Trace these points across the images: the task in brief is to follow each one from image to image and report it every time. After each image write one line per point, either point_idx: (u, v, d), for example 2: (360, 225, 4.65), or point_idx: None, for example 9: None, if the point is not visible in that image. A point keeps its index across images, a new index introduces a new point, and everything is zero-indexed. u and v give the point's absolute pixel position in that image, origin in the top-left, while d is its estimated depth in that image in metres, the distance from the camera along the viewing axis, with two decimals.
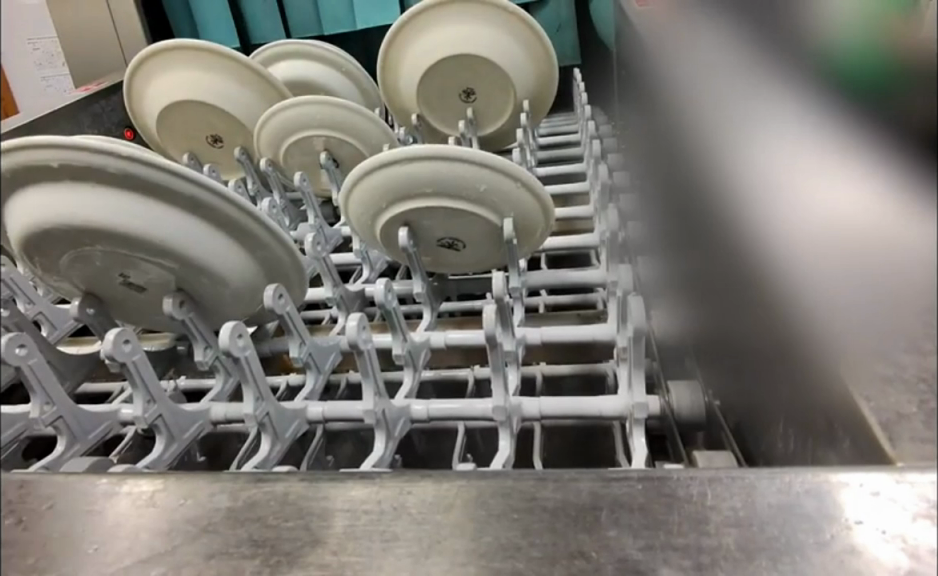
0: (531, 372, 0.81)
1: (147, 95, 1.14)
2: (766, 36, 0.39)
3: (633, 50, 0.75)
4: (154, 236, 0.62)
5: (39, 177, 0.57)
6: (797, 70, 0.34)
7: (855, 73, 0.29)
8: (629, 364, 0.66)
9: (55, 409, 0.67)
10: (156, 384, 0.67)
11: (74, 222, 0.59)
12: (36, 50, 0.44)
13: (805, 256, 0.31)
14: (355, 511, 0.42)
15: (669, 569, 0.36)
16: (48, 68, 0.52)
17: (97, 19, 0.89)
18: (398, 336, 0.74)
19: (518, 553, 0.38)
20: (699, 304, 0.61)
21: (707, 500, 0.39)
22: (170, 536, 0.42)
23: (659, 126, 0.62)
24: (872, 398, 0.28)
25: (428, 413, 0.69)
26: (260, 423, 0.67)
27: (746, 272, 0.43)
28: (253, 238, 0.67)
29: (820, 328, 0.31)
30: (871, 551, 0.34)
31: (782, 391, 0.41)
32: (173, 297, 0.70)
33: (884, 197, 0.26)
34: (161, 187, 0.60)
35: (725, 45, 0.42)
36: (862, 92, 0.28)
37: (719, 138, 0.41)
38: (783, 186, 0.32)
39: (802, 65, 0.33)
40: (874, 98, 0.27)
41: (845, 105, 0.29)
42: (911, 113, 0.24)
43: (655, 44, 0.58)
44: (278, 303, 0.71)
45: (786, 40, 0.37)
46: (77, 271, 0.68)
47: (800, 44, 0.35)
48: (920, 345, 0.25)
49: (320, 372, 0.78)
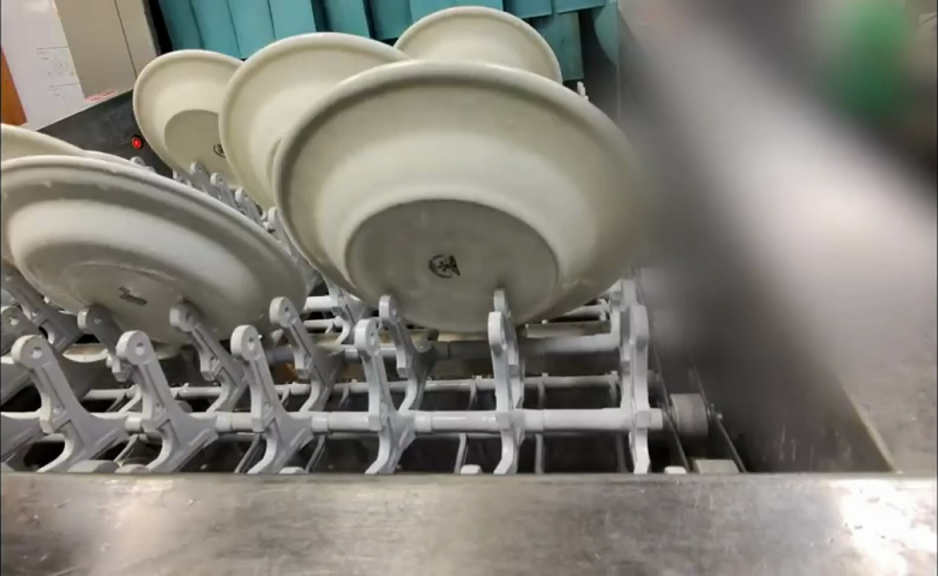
0: (533, 383, 0.81)
1: (157, 109, 1.14)
2: (741, 32, 0.40)
3: (635, 60, 0.75)
4: (160, 252, 0.64)
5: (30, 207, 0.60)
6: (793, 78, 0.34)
7: (852, 81, 0.30)
8: (631, 378, 0.68)
9: (64, 414, 0.68)
10: (165, 389, 0.69)
11: (85, 242, 0.61)
12: (44, 58, 0.46)
13: (808, 264, 0.32)
14: (361, 512, 0.42)
15: (671, 571, 0.37)
16: (58, 79, 0.54)
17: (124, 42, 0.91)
18: (401, 348, 0.75)
19: (522, 555, 0.39)
20: (701, 316, 0.62)
21: (709, 504, 0.39)
22: (180, 534, 0.43)
23: (659, 135, 0.63)
24: (874, 405, 0.30)
25: (432, 425, 0.69)
26: (266, 429, 0.68)
27: (747, 282, 0.44)
28: (248, 250, 0.68)
29: (826, 337, 0.32)
30: (870, 555, 0.35)
31: (784, 401, 0.43)
32: (180, 308, 0.70)
33: (874, 201, 0.27)
34: (154, 201, 0.61)
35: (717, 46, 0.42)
36: (867, 99, 0.29)
37: (714, 145, 0.42)
38: (787, 198, 0.33)
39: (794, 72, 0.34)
40: (880, 104, 0.28)
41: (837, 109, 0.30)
42: (916, 130, 0.26)
43: (656, 54, 0.59)
44: (284, 317, 0.73)
45: (767, 38, 0.38)
46: (78, 285, 0.69)
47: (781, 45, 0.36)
48: (919, 356, 0.26)
49: (324, 384, 0.80)
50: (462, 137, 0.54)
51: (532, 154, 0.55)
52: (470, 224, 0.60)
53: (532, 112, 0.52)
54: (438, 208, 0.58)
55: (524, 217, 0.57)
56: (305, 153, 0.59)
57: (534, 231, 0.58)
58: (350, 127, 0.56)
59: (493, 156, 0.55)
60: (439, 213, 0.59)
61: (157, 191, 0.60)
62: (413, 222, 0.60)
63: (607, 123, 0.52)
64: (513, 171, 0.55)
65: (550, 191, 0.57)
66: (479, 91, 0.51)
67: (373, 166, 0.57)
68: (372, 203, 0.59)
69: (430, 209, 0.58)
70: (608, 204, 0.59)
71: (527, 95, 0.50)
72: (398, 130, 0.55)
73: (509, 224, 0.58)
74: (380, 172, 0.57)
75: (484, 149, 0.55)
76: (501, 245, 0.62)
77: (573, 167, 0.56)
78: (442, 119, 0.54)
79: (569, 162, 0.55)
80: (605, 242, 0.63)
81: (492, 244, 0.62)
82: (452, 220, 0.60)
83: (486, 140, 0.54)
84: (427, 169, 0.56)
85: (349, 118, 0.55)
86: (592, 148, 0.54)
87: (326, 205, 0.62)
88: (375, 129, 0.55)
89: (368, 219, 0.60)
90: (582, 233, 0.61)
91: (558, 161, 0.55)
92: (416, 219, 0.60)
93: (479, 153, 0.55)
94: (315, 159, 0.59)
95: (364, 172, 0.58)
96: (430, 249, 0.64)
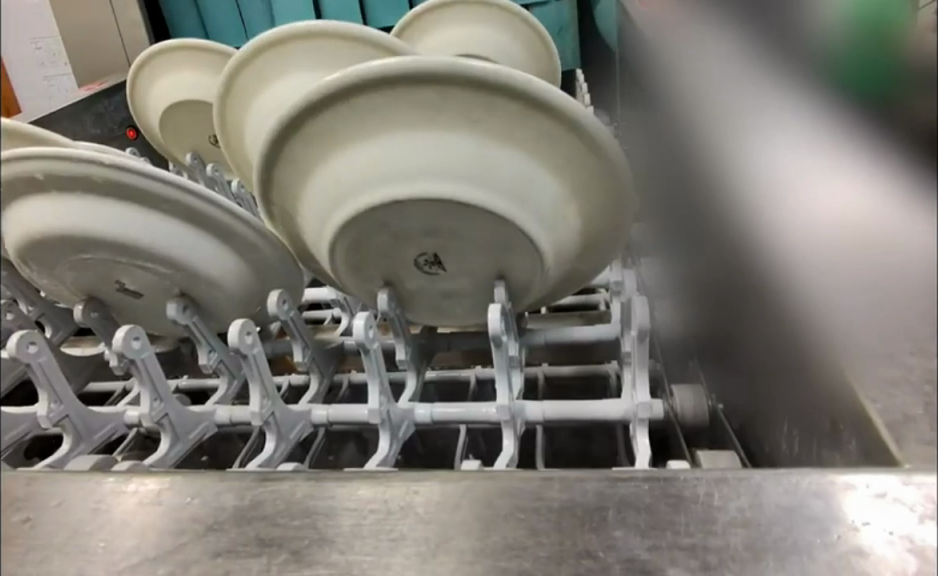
0: (533, 373, 0.80)
1: (151, 98, 1.12)
2: (741, 23, 0.40)
3: (635, 48, 0.75)
4: (155, 246, 0.62)
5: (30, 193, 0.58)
6: (790, 64, 0.33)
7: (844, 67, 0.29)
8: (632, 368, 0.67)
9: (61, 407, 0.68)
10: (162, 382, 0.68)
11: (83, 233, 0.60)
12: (37, 49, 0.45)
13: (809, 254, 0.32)
14: (361, 510, 0.42)
15: (676, 570, 0.36)
16: (51, 71, 0.53)
17: (118, 32, 0.90)
18: (399, 339, 0.74)
19: (525, 553, 0.38)
20: (702, 306, 0.61)
21: (714, 500, 0.39)
22: (177, 534, 0.42)
23: (659, 123, 0.62)
24: (881, 396, 0.29)
25: (432, 417, 0.69)
26: (265, 422, 0.67)
27: (747, 272, 0.44)
28: (244, 241, 0.67)
29: (828, 328, 0.32)
30: (878, 552, 0.34)
31: (787, 393, 0.42)
32: (177, 301, 0.70)
33: (873, 185, 0.27)
34: (145, 192, 0.60)
35: (719, 32, 0.41)
36: (860, 86, 0.28)
37: (713, 134, 0.42)
38: (787, 188, 0.32)
39: (791, 55, 0.34)
40: (875, 93, 0.27)
41: (828, 88, 0.30)
42: (914, 114, 0.25)
43: (655, 42, 0.58)
44: (282, 309, 0.72)
45: (769, 24, 0.37)
46: (73, 278, 0.68)
47: (777, 30, 0.36)
48: (925, 346, 0.27)
49: (322, 376, 0.80)
50: (432, 136, 0.54)
51: (505, 146, 0.54)
52: (451, 221, 0.58)
53: (501, 104, 0.51)
54: (415, 208, 0.57)
55: (504, 211, 0.56)
56: (281, 154, 0.58)
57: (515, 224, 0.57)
58: (322, 128, 0.55)
59: (464, 151, 0.54)
60: (418, 212, 0.58)
61: (151, 182, 0.59)
62: (393, 221, 0.59)
63: (580, 109, 0.51)
64: (486, 167, 0.55)
65: (529, 182, 0.55)
66: (443, 88, 0.50)
67: (343, 171, 0.56)
68: (349, 207, 0.58)
69: (407, 210, 0.57)
70: (589, 189, 0.58)
71: (496, 87, 0.49)
72: (371, 130, 0.54)
73: (489, 219, 0.57)
74: (351, 177, 0.56)
75: (455, 145, 0.54)
76: (486, 241, 0.61)
77: (552, 160, 0.55)
78: (414, 116, 0.53)
79: (544, 151, 0.54)
80: (588, 230, 0.63)
81: (476, 241, 0.61)
82: (433, 219, 0.58)
83: (456, 137, 0.54)
84: (399, 170, 0.55)
85: (317, 126, 0.54)
86: (568, 136, 0.53)
87: (310, 205, 0.61)
88: (344, 133, 0.55)
89: (348, 222, 0.59)
90: (563, 221, 0.60)
91: (532, 152, 0.54)
92: (395, 221, 0.59)
93: (451, 149, 0.54)
94: (290, 168, 0.60)
95: (336, 177, 0.57)
96: (414, 249, 0.63)
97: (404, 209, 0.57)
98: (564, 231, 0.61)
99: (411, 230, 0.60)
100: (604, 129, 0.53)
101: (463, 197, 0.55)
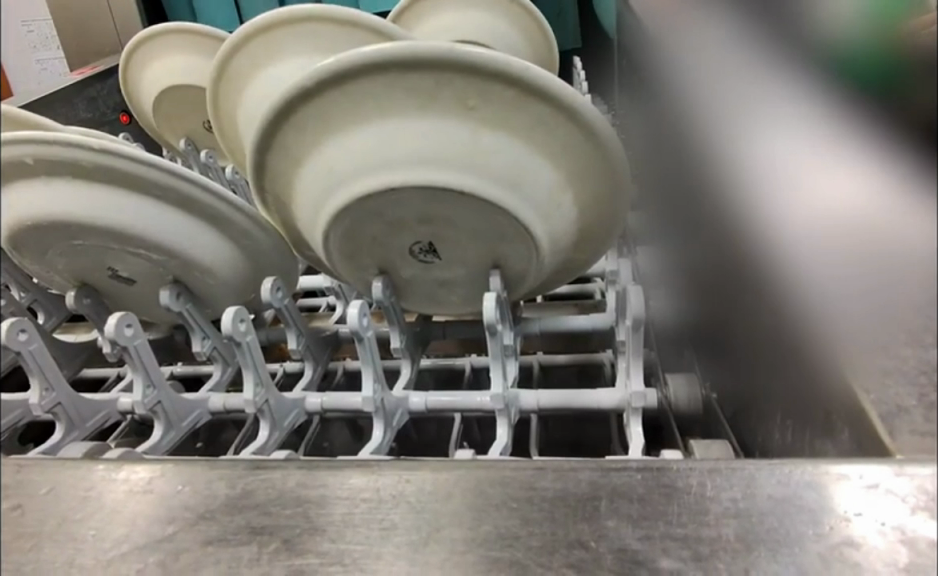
0: (529, 361, 0.80)
1: (142, 83, 1.11)
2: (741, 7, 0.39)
3: (633, 37, 0.74)
4: (147, 231, 0.62)
5: (24, 176, 0.55)
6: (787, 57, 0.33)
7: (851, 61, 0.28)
8: (626, 356, 0.66)
9: (54, 395, 0.67)
10: (156, 368, 0.68)
11: (77, 218, 0.59)
12: (29, 31, 0.45)
13: (806, 246, 0.32)
14: (353, 499, 0.42)
15: (668, 560, 0.36)
16: (44, 55, 0.52)
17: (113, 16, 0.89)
18: (395, 328, 0.74)
19: (516, 543, 0.38)
20: (697, 297, 0.61)
21: (706, 490, 0.39)
22: (167, 522, 0.42)
23: (657, 115, 0.62)
24: (874, 390, 0.29)
25: (426, 405, 0.69)
26: (258, 409, 0.67)
27: (744, 264, 0.43)
28: (236, 228, 0.67)
29: (824, 321, 0.32)
30: (869, 542, 0.34)
31: (780, 382, 0.42)
32: (171, 288, 0.70)
33: (868, 175, 0.27)
34: (137, 177, 0.59)
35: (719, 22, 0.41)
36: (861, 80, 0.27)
37: (711, 121, 0.41)
38: (787, 179, 0.32)
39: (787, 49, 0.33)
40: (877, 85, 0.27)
41: (822, 72, 0.29)
42: (915, 106, 0.25)
43: (654, 32, 0.57)
44: (276, 297, 0.72)
45: None
46: (62, 265, 0.67)
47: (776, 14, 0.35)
48: (918, 337, 0.26)
49: (317, 364, 0.79)
50: (426, 122, 0.53)
51: (499, 133, 0.53)
52: (444, 209, 0.58)
53: (496, 91, 0.50)
54: (408, 195, 0.57)
55: (497, 199, 0.56)
56: (275, 140, 0.57)
57: (508, 212, 0.57)
58: (315, 115, 0.54)
59: (459, 139, 0.54)
60: (411, 200, 0.57)
61: (142, 168, 0.59)
62: (388, 210, 0.59)
63: (576, 96, 0.51)
64: (480, 154, 0.54)
65: (523, 171, 0.55)
66: (436, 75, 0.50)
67: (337, 158, 0.56)
68: (341, 194, 0.57)
69: (400, 197, 0.57)
70: (585, 178, 0.58)
71: (490, 74, 0.49)
72: (366, 117, 0.53)
73: (483, 208, 0.57)
74: (344, 164, 0.56)
75: (451, 132, 0.53)
76: (480, 231, 0.61)
77: (548, 149, 0.55)
78: (412, 101, 0.52)
79: (540, 139, 0.54)
80: (583, 220, 0.63)
81: (470, 231, 0.61)
82: (427, 207, 0.58)
83: (452, 124, 0.53)
84: (392, 157, 0.55)
85: (310, 112, 0.54)
86: (566, 125, 0.52)
87: (303, 193, 0.61)
88: (338, 119, 0.54)
89: (341, 210, 0.58)
90: (559, 211, 0.60)
91: (529, 141, 0.54)
92: (389, 210, 0.59)
93: (446, 137, 0.53)
94: (282, 155, 0.59)
95: (329, 163, 0.57)
96: (408, 237, 0.63)
97: (397, 199, 0.57)
98: (557, 222, 0.60)
99: (404, 219, 0.60)
100: (600, 116, 0.53)
101: (458, 184, 0.55)
